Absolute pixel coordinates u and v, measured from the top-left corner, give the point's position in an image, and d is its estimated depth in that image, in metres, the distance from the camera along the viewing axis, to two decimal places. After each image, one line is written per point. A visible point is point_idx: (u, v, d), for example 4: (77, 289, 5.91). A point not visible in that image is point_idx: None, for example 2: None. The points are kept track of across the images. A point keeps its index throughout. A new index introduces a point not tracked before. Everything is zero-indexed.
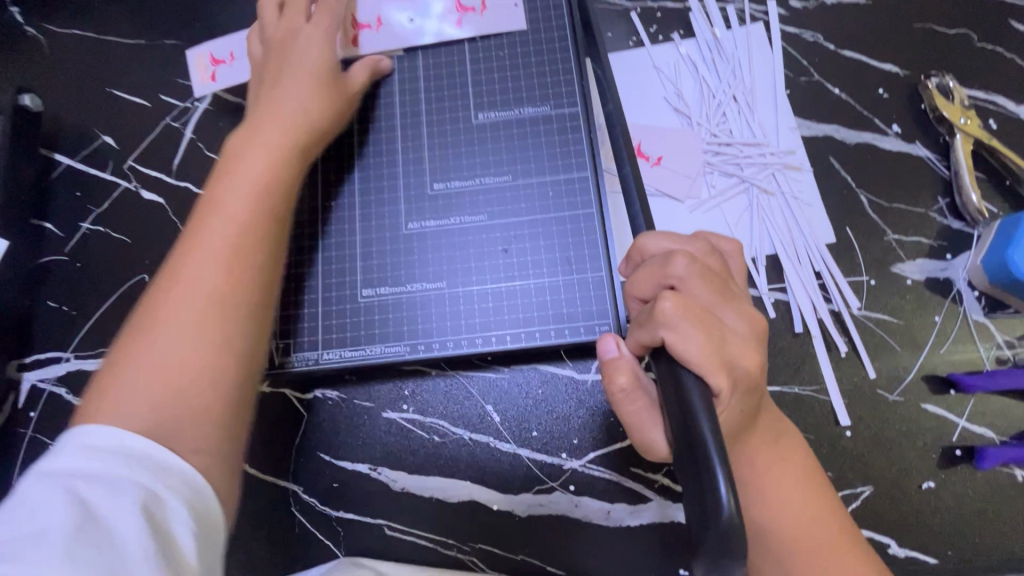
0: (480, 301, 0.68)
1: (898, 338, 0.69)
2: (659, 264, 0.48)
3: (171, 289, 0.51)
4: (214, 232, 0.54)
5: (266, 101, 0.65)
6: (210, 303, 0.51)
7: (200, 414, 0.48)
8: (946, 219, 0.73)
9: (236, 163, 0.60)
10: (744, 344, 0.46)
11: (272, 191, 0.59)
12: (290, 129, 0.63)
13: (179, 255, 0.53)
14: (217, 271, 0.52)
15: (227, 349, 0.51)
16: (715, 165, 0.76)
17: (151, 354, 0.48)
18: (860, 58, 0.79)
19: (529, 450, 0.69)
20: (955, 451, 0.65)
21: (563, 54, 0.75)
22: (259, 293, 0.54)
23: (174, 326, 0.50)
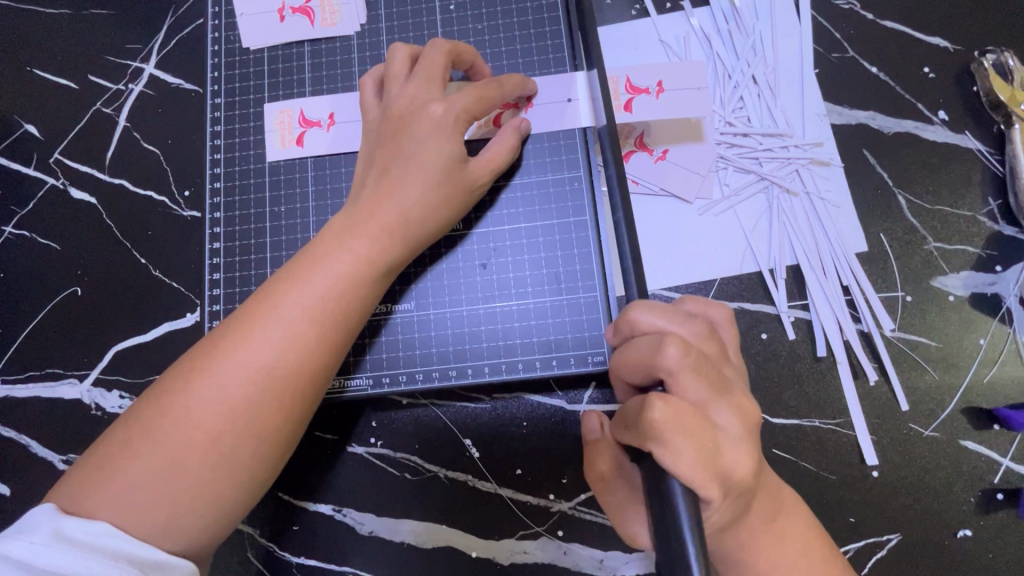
0: (454, 327, 0.59)
1: (935, 364, 0.60)
2: (650, 350, 0.40)
3: (216, 385, 0.46)
4: (289, 331, 0.48)
5: (391, 141, 0.54)
6: (240, 408, 0.46)
7: (200, 521, 0.45)
8: (997, 224, 0.63)
9: (350, 233, 0.52)
10: (738, 447, 0.40)
11: (369, 278, 0.52)
12: (437, 186, 0.53)
13: (224, 347, 0.48)
14: (266, 376, 0.47)
15: (247, 454, 0.46)
16: (729, 161, 0.65)
17: (161, 447, 0.45)
18: (904, 29, 0.67)
19: (512, 490, 0.61)
20: (996, 495, 0.57)
21: (553, 27, 0.63)
22: (308, 397, 0.49)
23: (196, 419, 0.45)
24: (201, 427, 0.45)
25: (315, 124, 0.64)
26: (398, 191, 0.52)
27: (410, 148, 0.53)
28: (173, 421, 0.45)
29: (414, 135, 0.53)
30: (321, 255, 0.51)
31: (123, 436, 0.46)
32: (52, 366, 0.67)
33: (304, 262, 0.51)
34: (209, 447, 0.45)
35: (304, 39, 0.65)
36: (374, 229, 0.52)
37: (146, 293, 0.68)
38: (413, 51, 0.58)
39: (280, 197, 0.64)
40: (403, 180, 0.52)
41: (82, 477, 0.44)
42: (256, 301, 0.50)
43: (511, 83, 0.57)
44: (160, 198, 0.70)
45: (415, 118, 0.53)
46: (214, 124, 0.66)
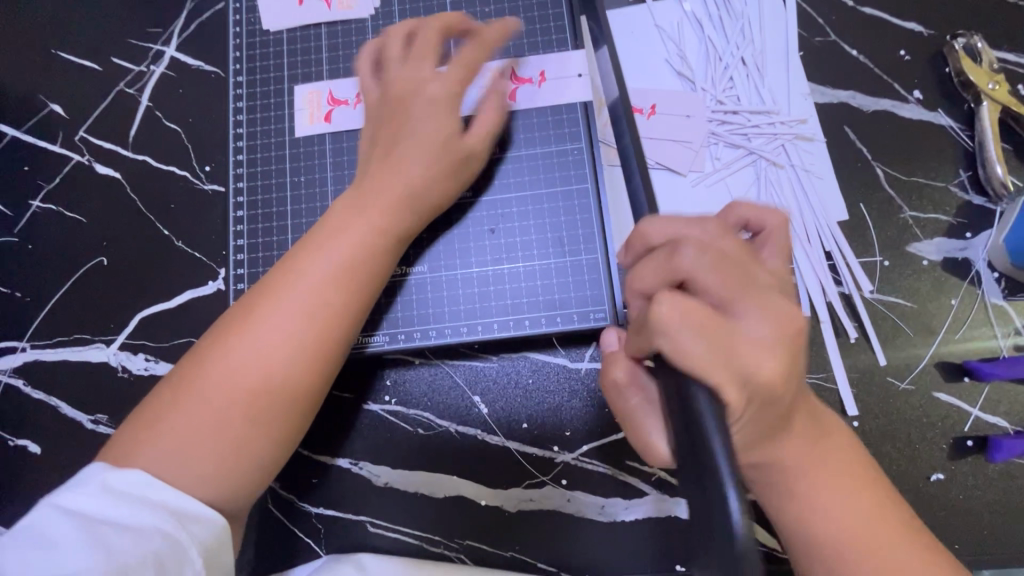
0: (465, 288, 0.63)
1: (911, 323, 0.65)
2: (664, 257, 0.43)
3: (250, 347, 0.50)
4: (310, 295, 0.52)
5: (393, 115, 0.58)
6: (274, 368, 0.50)
7: (242, 471, 0.49)
8: (967, 194, 0.67)
9: (360, 206, 0.55)
10: (765, 347, 0.40)
11: (384, 245, 0.56)
12: (439, 156, 0.57)
13: (252, 313, 0.51)
14: (294, 338, 0.51)
15: (282, 409, 0.50)
16: (720, 136, 0.70)
17: (198, 407, 0.48)
18: (882, 15, 0.72)
19: (519, 443, 0.65)
20: (966, 442, 0.62)
21: (556, 10, 0.67)
22: (333, 356, 0.53)
23: (232, 379, 0.49)
24: (237, 385, 0.49)
25: (342, 102, 0.68)
26: (407, 165, 0.56)
27: (412, 125, 0.57)
28: (210, 382, 0.49)
29: (412, 113, 0.57)
30: (338, 226, 0.55)
31: (162, 399, 0.50)
32: (80, 332, 0.71)
33: (319, 233, 0.55)
34: (246, 403, 0.49)
35: (321, 21, 0.70)
36: (386, 201, 0.56)
37: (170, 263, 0.72)
38: (408, 32, 0.61)
39: (299, 169, 0.68)
40: (409, 155, 0.56)
41: (125, 441, 0.48)
42: (278, 271, 0.53)
43: (490, 38, 0.60)
44: (183, 173, 0.74)
45: (412, 98, 0.58)
46: (236, 101, 0.70)
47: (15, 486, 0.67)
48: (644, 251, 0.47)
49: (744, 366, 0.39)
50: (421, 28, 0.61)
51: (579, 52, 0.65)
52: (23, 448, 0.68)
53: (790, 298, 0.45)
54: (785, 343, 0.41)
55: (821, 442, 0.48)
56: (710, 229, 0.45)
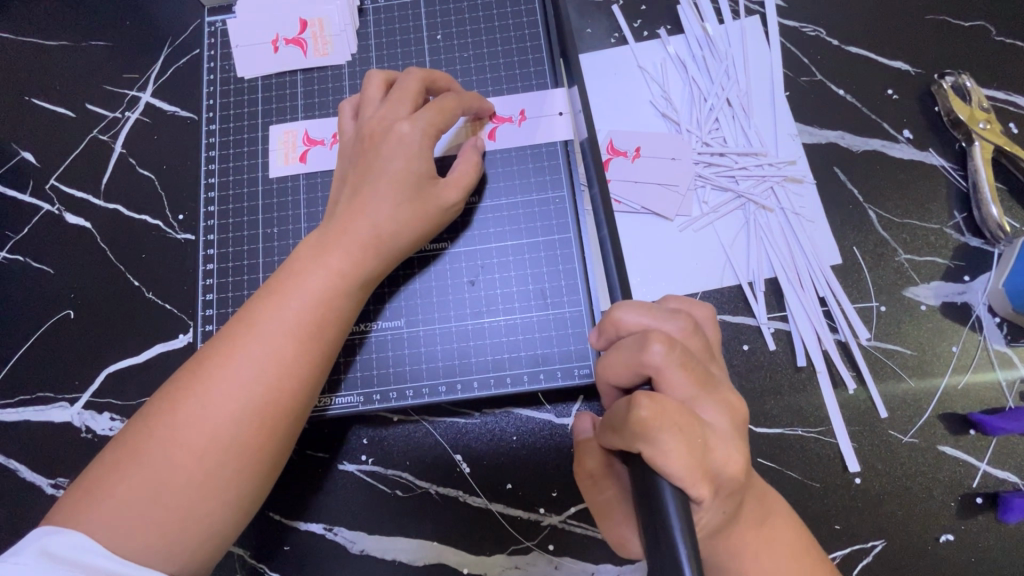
0: (443, 343, 0.60)
1: (911, 372, 0.62)
2: (635, 349, 0.41)
3: (208, 408, 0.47)
4: (269, 349, 0.49)
5: (361, 160, 0.56)
6: (227, 425, 0.47)
7: (195, 535, 0.46)
8: (963, 236, 0.65)
9: (325, 250, 0.53)
10: (727, 443, 0.40)
11: (349, 291, 0.53)
12: (405, 201, 0.55)
13: (208, 363, 0.49)
14: (251, 389, 0.48)
15: (237, 466, 0.47)
16: (706, 179, 0.68)
17: (153, 462, 0.46)
18: (867, 54, 0.71)
19: (503, 505, 0.61)
20: (975, 499, 0.58)
21: (536, 54, 0.66)
22: (292, 408, 0.50)
23: (186, 440, 0.46)
24: (193, 447, 0.46)
25: (318, 142, 0.66)
26: (372, 207, 0.54)
27: (379, 165, 0.55)
28: (160, 443, 0.46)
29: (381, 154, 0.55)
30: (300, 273, 0.52)
31: (110, 460, 0.46)
32: (43, 390, 0.68)
33: (283, 279, 0.52)
34: (202, 461, 0.46)
35: (297, 68, 0.68)
36: (353, 245, 0.53)
37: (139, 315, 0.69)
38: (387, 78, 0.60)
39: (272, 219, 0.65)
40: (374, 195, 0.54)
41: (73, 501, 0.45)
42: (237, 320, 0.51)
43: (470, 98, 0.60)
44: (155, 222, 0.72)
45: (380, 139, 0.56)
46: (209, 150, 0.68)
47: None
48: (614, 339, 0.44)
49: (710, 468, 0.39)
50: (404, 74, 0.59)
51: (560, 89, 0.64)
52: None
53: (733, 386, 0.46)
54: (739, 433, 0.41)
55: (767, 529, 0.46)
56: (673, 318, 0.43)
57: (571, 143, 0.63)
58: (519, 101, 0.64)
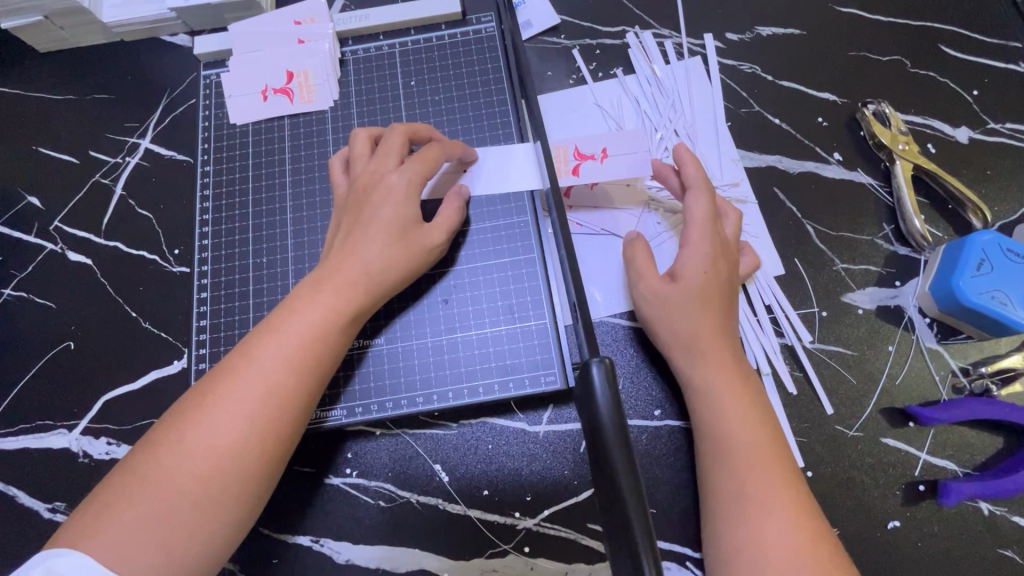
0: (420, 357, 0.65)
1: (853, 371, 0.67)
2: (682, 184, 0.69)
3: (206, 438, 0.51)
4: (269, 379, 0.54)
5: (354, 208, 0.62)
6: (226, 452, 0.51)
7: (190, 556, 0.49)
8: (892, 245, 0.72)
9: (319, 288, 0.58)
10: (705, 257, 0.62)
11: (340, 327, 0.58)
12: (395, 244, 0.60)
13: (212, 394, 0.53)
14: (250, 419, 0.53)
15: (231, 491, 0.51)
16: (659, 202, 0.75)
17: (155, 488, 0.49)
18: (798, 87, 0.80)
19: (480, 510, 0.65)
20: (918, 487, 0.63)
21: (500, 96, 0.74)
22: (285, 435, 0.54)
23: (189, 466, 0.50)
24: (193, 472, 0.50)
25: (306, 181, 0.73)
26: (364, 248, 0.60)
27: (373, 210, 0.61)
28: (167, 468, 0.50)
29: (377, 200, 0.61)
30: (294, 310, 0.57)
31: (112, 489, 0.50)
32: (43, 418, 0.71)
33: (278, 318, 0.57)
34: (200, 485, 0.50)
35: (285, 114, 0.75)
36: (345, 282, 0.59)
37: (136, 344, 0.74)
38: (370, 135, 0.67)
39: (262, 251, 0.71)
40: (367, 238, 0.60)
41: (79, 526, 0.48)
42: (235, 355, 0.55)
43: (452, 147, 0.66)
44: (152, 256, 0.77)
45: (375, 189, 0.62)
46: (204, 189, 0.74)
47: None
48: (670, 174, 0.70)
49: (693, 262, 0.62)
50: (388, 129, 0.66)
51: (528, 145, 0.70)
52: None
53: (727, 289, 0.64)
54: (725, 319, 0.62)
55: (737, 384, 0.59)
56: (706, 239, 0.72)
57: (536, 194, 0.69)
58: (496, 150, 0.71)
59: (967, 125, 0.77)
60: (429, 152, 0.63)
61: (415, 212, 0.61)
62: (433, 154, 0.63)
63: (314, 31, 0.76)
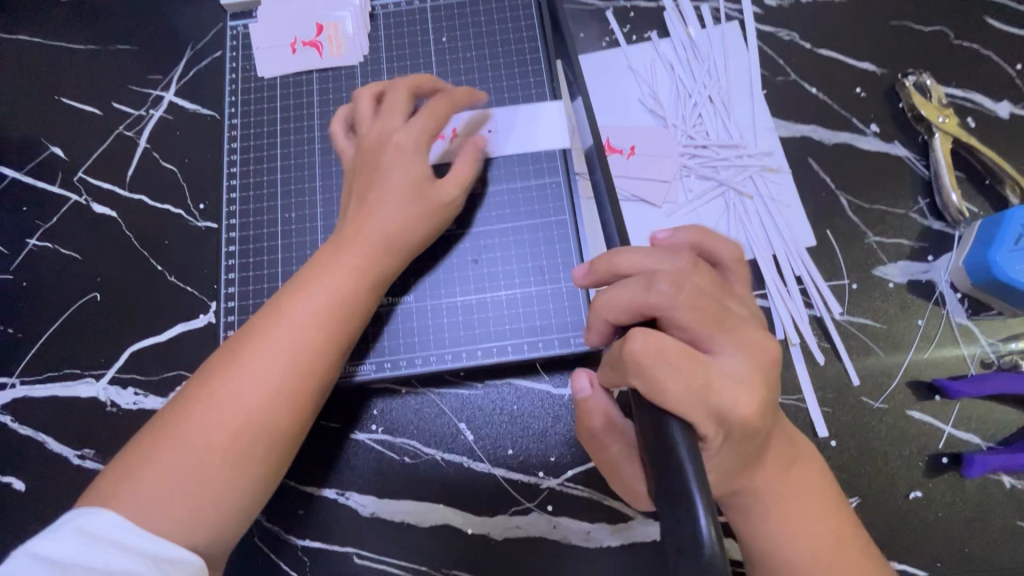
0: (449, 316, 0.65)
1: (881, 343, 0.67)
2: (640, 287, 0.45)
3: (232, 398, 0.51)
4: (295, 339, 0.54)
5: (364, 168, 0.61)
6: (254, 410, 0.52)
7: (224, 511, 0.50)
8: (926, 219, 0.71)
9: (339, 249, 0.58)
10: (736, 377, 0.44)
11: (364, 288, 0.58)
12: (410, 203, 0.60)
13: (239, 353, 0.53)
14: (278, 378, 0.53)
15: (262, 448, 0.52)
16: (691, 168, 0.74)
17: (184, 446, 0.50)
18: (837, 56, 0.78)
19: (505, 469, 0.65)
20: (941, 459, 0.63)
21: (534, 55, 0.73)
22: (311, 393, 0.55)
23: (217, 425, 0.51)
24: (221, 431, 0.51)
25: (334, 136, 0.72)
26: (381, 209, 0.59)
27: (385, 170, 0.60)
28: (196, 425, 0.50)
29: (388, 160, 0.60)
30: (318, 271, 0.57)
31: (142, 446, 0.50)
32: (70, 367, 0.72)
33: (302, 280, 0.57)
34: (230, 443, 0.51)
35: (313, 68, 0.73)
36: (366, 243, 0.58)
37: (162, 297, 0.74)
38: (376, 96, 0.65)
39: (290, 206, 0.71)
40: (382, 198, 0.59)
41: (112, 482, 0.49)
42: (261, 316, 0.55)
43: (458, 96, 0.64)
44: (177, 210, 0.77)
45: (384, 149, 0.61)
46: (230, 142, 0.73)
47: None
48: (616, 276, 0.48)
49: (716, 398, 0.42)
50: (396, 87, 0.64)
51: (557, 102, 0.70)
52: (6, 485, 0.68)
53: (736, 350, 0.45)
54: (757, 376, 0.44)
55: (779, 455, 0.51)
56: (634, 282, 0.46)
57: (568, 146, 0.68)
58: (522, 110, 0.70)
59: (1008, 99, 0.75)
60: (435, 109, 0.62)
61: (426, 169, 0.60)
62: (439, 107, 0.62)
63: None
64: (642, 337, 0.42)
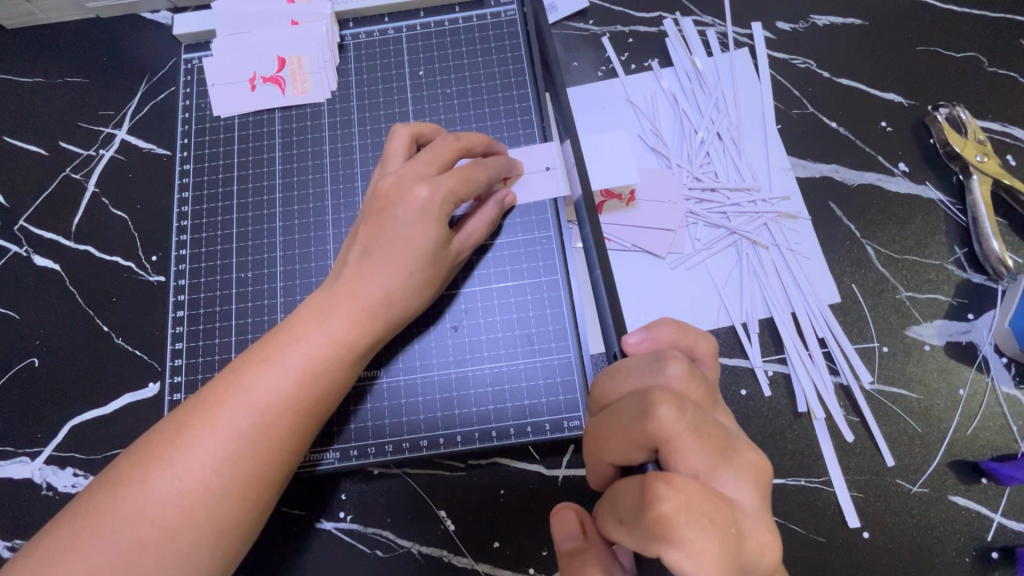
0: (425, 394, 0.57)
1: (918, 416, 0.59)
2: (640, 416, 0.38)
3: (173, 487, 0.43)
4: (257, 419, 0.46)
5: (374, 220, 0.53)
6: (198, 503, 0.43)
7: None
8: (965, 271, 0.63)
9: (327, 314, 0.50)
10: (755, 520, 0.36)
11: (347, 360, 0.50)
12: (417, 272, 0.52)
13: (187, 428, 0.45)
14: (227, 465, 0.45)
15: (197, 553, 0.43)
16: (698, 215, 0.66)
17: (110, 542, 0.42)
18: (859, 86, 0.70)
19: (490, 565, 0.57)
20: (991, 554, 0.55)
21: (521, 89, 0.65)
22: (271, 483, 0.47)
23: (151, 519, 0.43)
24: (156, 527, 0.42)
25: (298, 182, 0.64)
26: (381, 274, 0.51)
27: (397, 229, 0.52)
28: (126, 516, 0.42)
29: (402, 217, 0.52)
30: (293, 336, 0.49)
31: (60, 533, 0.42)
32: (3, 443, 0.64)
33: (275, 342, 0.49)
34: (158, 549, 0.42)
35: (275, 106, 0.66)
36: (357, 311, 0.50)
37: (107, 362, 0.66)
38: (413, 133, 0.57)
39: (247, 262, 0.63)
40: (386, 261, 0.52)
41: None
42: (220, 385, 0.47)
43: (496, 165, 0.56)
44: (127, 263, 0.69)
45: (399, 202, 0.52)
46: (182, 190, 0.65)
47: None
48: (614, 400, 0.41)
49: (742, 554, 0.35)
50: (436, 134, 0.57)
51: (550, 143, 0.61)
52: None
53: (750, 480, 0.37)
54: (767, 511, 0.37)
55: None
56: (629, 408, 0.39)
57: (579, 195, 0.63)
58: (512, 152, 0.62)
59: None
60: (469, 168, 0.53)
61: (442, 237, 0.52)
62: (476, 172, 0.53)
63: (310, 11, 0.66)
64: (667, 491, 0.34)
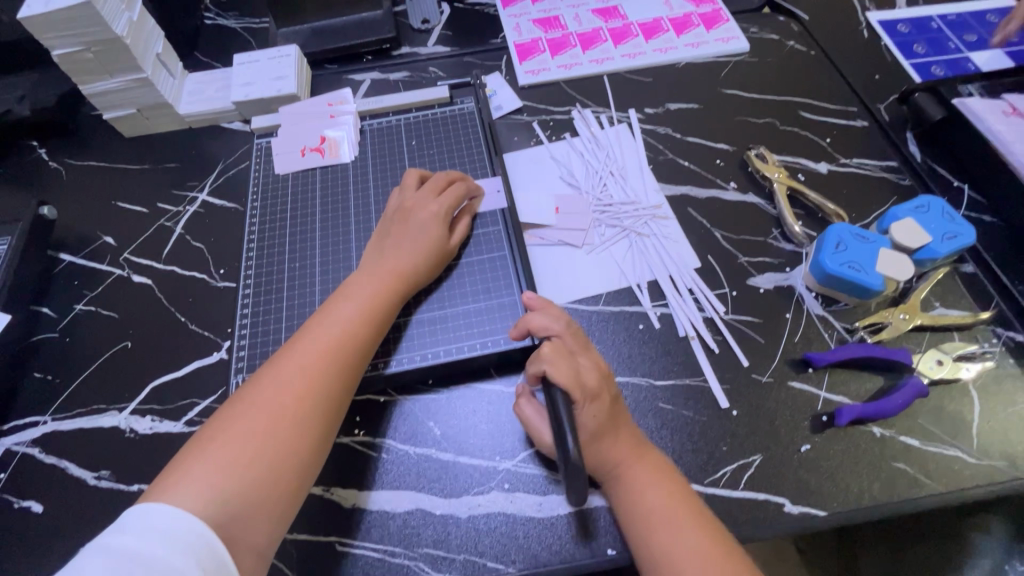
0: (417, 326, 0.84)
1: (761, 333, 0.85)
2: (544, 318, 0.76)
3: (288, 380, 0.69)
4: (335, 337, 0.73)
5: (398, 224, 0.85)
6: (305, 387, 0.69)
7: (264, 497, 0.62)
8: (780, 243, 0.94)
9: (373, 278, 0.79)
10: (593, 372, 0.71)
11: (388, 304, 0.78)
12: (428, 250, 0.83)
13: (293, 349, 0.72)
14: (320, 366, 0.70)
15: (306, 418, 0.67)
16: (601, 220, 0.98)
17: (252, 416, 0.66)
18: (700, 141, 1.08)
19: (468, 457, 0.77)
20: (821, 418, 0.78)
21: (479, 150, 1.01)
22: (348, 378, 0.72)
23: (277, 399, 0.67)
24: (281, 404, 0.67)
25: (331, 211, 0.96)
26: (405, 252, 0.82)
27: (413, 226, 0.84)
28: (261, 400, 0.67)
29: (415, 220, 0.84)
30: (353, 293, 0.78)
31: (223, 417, 0.67)
32: (98, 403, 0.85)
33: (341, 298, 0.78)
34: (284, 416, 0.66)
35: (317, 166, 1.00)
36: (392, 274, 0.80)
37: (183, 341, 0.90)
38: (420, 174, 0.91)
39: (295, 261, 0.92)
40: (407, 244, 0.82)
41: (200, 443, 0.64)
42: (311, 324, 0.75)
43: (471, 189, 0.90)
44: (202, 275, 0.96)
45: (414, 213, 0.85)
46: (251, 219, 0.97)
47: (15, 545, 0.75)
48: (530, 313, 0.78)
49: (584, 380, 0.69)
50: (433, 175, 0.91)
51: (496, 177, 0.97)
52: (26, 508, 0.77)
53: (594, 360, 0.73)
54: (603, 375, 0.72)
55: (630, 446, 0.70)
56: (540, 316, 0.76)
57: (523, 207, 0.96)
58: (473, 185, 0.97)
59: (825, 161, 1.03)
60: (455, 191, 0.87)
61: (443, 230, 0.84)
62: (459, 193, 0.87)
63: (342, 109, 1.03)
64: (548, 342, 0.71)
